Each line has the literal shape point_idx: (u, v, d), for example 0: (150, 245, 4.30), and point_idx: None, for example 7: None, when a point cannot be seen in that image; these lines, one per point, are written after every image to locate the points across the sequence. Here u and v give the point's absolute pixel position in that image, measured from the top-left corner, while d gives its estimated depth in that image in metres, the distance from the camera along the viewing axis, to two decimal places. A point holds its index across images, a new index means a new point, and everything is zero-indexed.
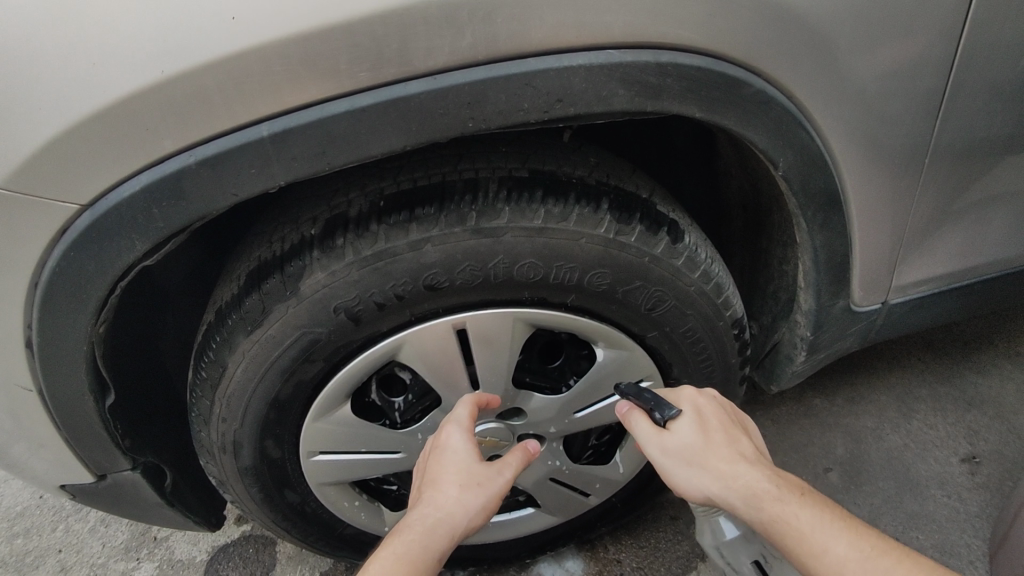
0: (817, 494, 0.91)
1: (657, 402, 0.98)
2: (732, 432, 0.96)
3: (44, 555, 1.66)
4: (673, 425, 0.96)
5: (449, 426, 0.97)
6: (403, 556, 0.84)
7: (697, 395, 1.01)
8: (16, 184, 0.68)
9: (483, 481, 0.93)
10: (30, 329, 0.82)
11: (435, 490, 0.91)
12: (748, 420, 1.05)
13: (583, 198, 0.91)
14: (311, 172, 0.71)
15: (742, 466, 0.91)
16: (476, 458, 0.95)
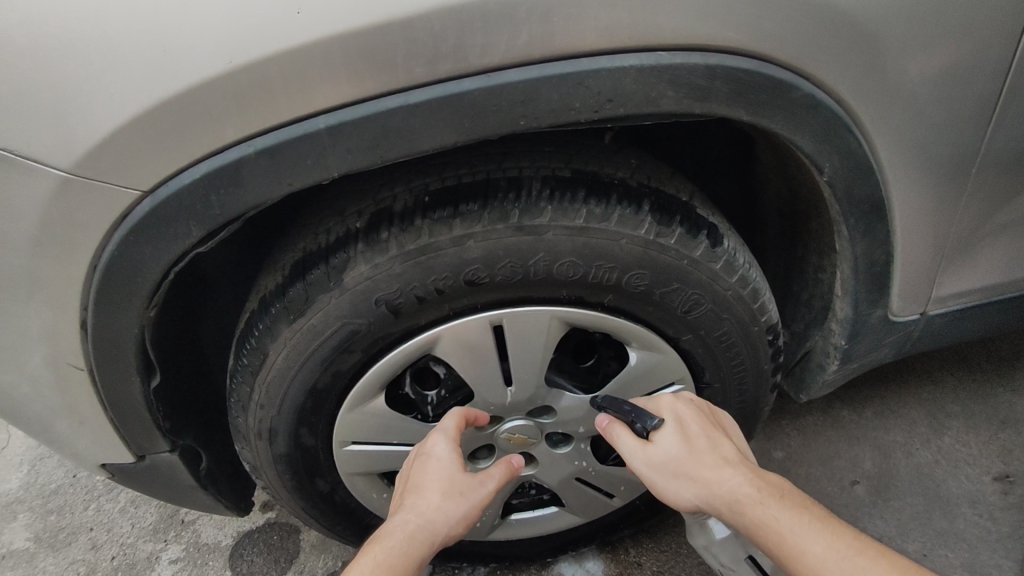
0: (795, 491, 0.95)
1: (637, 412, 1.02)
2: (714, 436, 1.00)
3: (77, 533, 1.69)
4: (655, 437, 1.00)
5: (436, 435, 1.02)
6: (385, 560, 0.90)
7: (676, 402, 1.05)
8: (84, 170, 0.71)
9: (464, 490, 0.99)
10: (86, 311, 0.85)
11: (425, 497, 0.97)
12: (729, 418, 1.09)
13: (625, 199, 0.92)
14: (364, 165, 0.73)
15: (723, 472, 0.95)
16: (462, 467, 1.01)
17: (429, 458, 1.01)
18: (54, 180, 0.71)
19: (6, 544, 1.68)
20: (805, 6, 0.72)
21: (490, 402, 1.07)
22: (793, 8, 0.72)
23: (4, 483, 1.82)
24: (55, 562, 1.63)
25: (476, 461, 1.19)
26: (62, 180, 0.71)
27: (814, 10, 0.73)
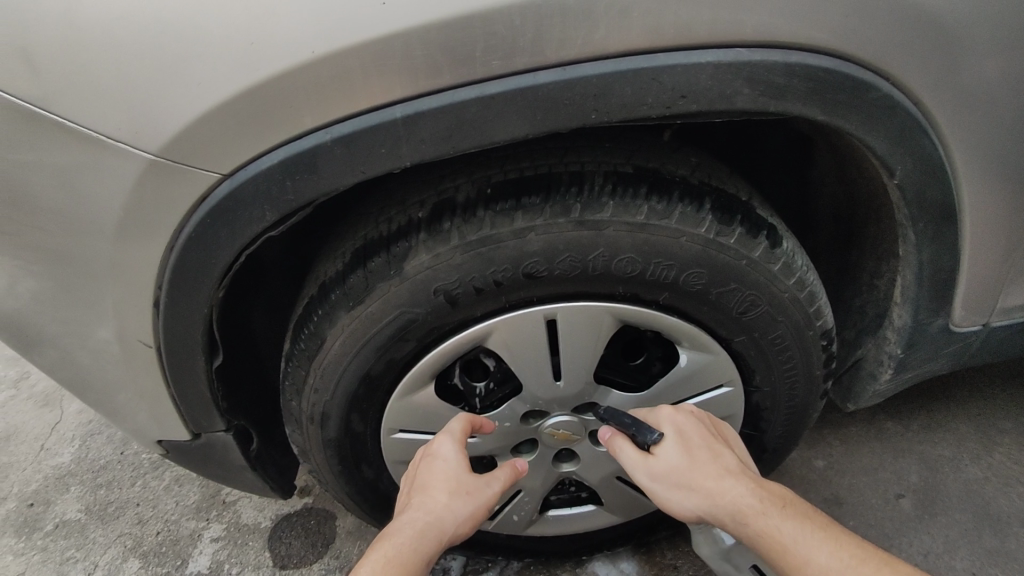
0: (794, 498, 0.96)
1: (638, 427, 1.01)
2: (715, 447, 1.00)
3: (124, 507, 1.72)
4: (657, 449, 1.00)
5: (442, 437, 1.03)
6: (395, 558, 0.91)
7: (675, 413, 1.04)
8: (170, 153, 0.74)
9: (471, 489, 1.02)
10: (160, 290, 0.89)
11: (430, 498, 0.99)
12: (727, 428, 1.09)
13: (686, 197, 0.93)
14: (436, 155, 0.74)
15: (726, 483, 0.95)
16: (466, 469, 1.02)
17: (433, 459, 1.02)
18: (143, 162, 0.75)
19: (58, 515, 1.72)
20: (886, 5, 0.71)
21: (539, 396, 1.07)
22: (874, 6, 0.71)
23: (56, 457, 1.87)
24: (104, 535, 1.66)
25: (519, 453, 1.20)
26: (150, 163, 0.75)
27: (896, 9, 0.72)
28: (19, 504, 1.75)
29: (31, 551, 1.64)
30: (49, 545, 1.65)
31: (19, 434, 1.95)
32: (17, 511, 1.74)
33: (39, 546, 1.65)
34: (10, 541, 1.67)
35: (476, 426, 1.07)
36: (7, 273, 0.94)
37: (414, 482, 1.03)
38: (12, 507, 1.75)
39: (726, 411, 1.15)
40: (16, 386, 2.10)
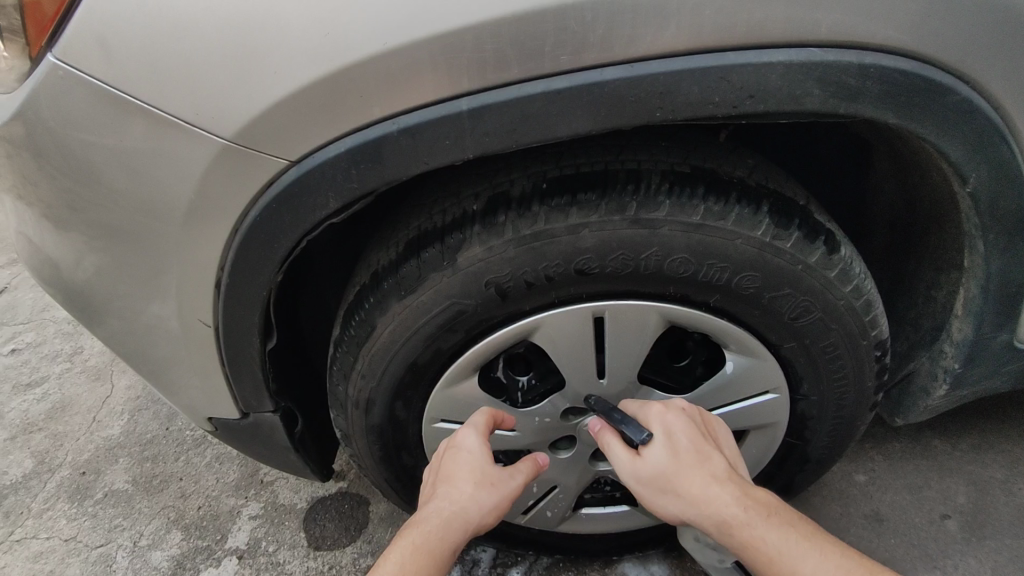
0: (782, 506, 0.91)
1: (627, 424, 0.97)
2: (704, 451, 0.93)
3: (168, 481, 1.79)
4: (645, 450, 0.95)
5: (465, 428, 1.03)
6: (422, 546, 0.90)
7: (665, 413, 0.98)
8: (244, 139, 0.78)
9: (495, 480, 0.99)
10: (222, 271, 0.92)
11: (455, 488, 0.97)
12: (723, 427, 1.02)
13: (743, 199, 0.92)
14: (498, 148, 0.76)
15: (713, 490, 0.89)
16: (490, 460, 1.01)
17: (457, 450, 1.01)
18: (217, 148, 0.79)
19: (107, 484, 1.79)
20: (955, 9, 0.72)
21: (582, 394, 1.07)
22: (942, 11, 0.72)
23: (106, 428, 1.95)
24: (149, 505, 1.73)
25: (557, 450, 1.20)
26: (224, 148, 0.79)
27: (965, 13, 0.72)
28: (72, 471, 1.84)
29: (82, 517, 1.71)
30: (99, 512, 1.72)
31: (72, 405, 2.03)
32: (70, 478, 1.82)
33: (90, 512, 1.72)
34: (63, 506, 1.75)
35: (498, 421, 1.06)
36: (82, 249, 0.99)
37: (438, 474, 1.02)
38: (65, 474, 1.83)
39: (771, 418, 1.13)
40: (71, 359, 2.20)
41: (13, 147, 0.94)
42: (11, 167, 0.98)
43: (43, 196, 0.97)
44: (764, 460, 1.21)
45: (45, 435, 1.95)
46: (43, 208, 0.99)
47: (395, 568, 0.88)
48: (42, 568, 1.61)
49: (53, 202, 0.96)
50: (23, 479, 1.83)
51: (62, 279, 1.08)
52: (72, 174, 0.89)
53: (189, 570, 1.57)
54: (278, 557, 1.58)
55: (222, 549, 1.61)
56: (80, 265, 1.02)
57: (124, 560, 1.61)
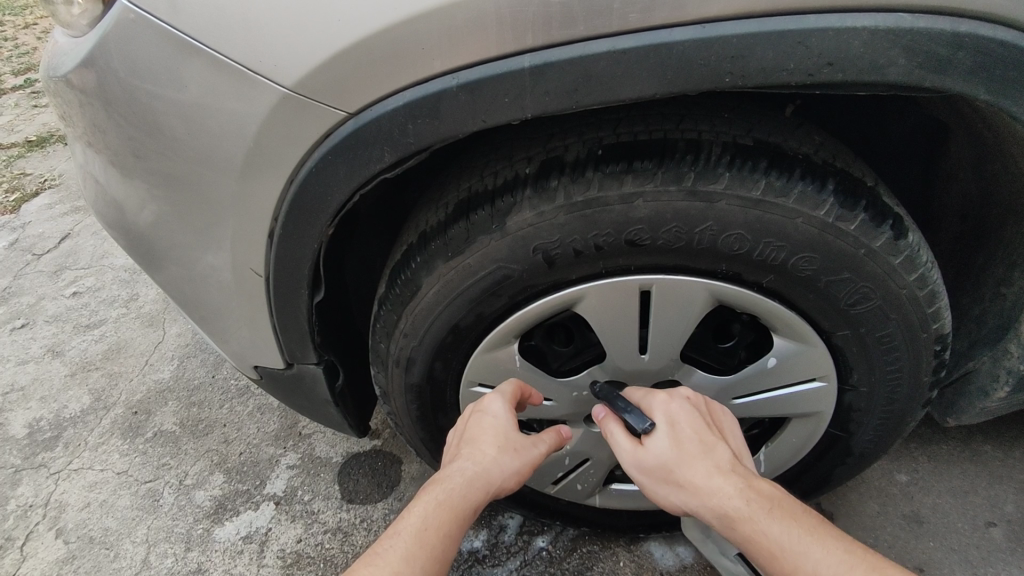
0: (788, 499, 0.88)
1: (630, 412, 0.97)
2: (708, 440, 0.92)
3: (212, 426, 1.86)
4: (648, 439, 0.94)
5: (491, 394, 1.04)
6: (444, 502, 0.91)
7: (669, 402, 0.97)
8: (304, 89, 0.78)
9: (518, 447, 1.00)
10: (276, 222, 0.94)
11: (480, 450, 0.98)
12: (729, 418, 1.00)
13: (808, 176, 0.89)
14: (558, 108, 0.75)
15: (717, 482, 0.88)
16: (514, 427, 1.02)
17: (483, 415, 1.02)
18: (277, 96, 0.80)
19: (157, 425, 1.88)
20: None
21: (621, 368, 1.06)
22: None
23: (157, 372, 2.04)
24: (195, 447, 1.81)
25: (592, 424, 1.19)
26: (284, 97, 0.79)
27: None
28: (125, 410, 1.93)
29: (133, 453, 1.81)
30: (148, 450, 1.81)
31: (127, 347, 2.13)
32: (123, 416, 1.92)
33: (140, 449, 1.82)
34: (116, 442, 1.85)
35: (525, 395, 1.07)
36: (144, 196, 1.03)
37: (461, 437, 1.03)
38: (118, 412, 1.93)
39: (815, 408, 1.09)
40: (127, 305, 2.30)
41: (85, 95, 0.97)
42: (82, 113, 1.02)
43: (110, 142, 1.00)
44: (804, 451, 1.18)
45: (101, 374, 2.05)
46: (109, 154, 1.03)
47: (416, 519, 0.89)
48: (95, 497, 1.71)
49: (119, 149, 0.99)
50: (81, 414, 1.94)
51: (126, 224, 1.12)
52: (137, 122, 0.92)
53: (229, 510, 1.64)
54: (312, 506, 1.63)
55: (261, 494, 1.67)
56: (142, 211, 1.06)
57: (170, 496, 1.69)
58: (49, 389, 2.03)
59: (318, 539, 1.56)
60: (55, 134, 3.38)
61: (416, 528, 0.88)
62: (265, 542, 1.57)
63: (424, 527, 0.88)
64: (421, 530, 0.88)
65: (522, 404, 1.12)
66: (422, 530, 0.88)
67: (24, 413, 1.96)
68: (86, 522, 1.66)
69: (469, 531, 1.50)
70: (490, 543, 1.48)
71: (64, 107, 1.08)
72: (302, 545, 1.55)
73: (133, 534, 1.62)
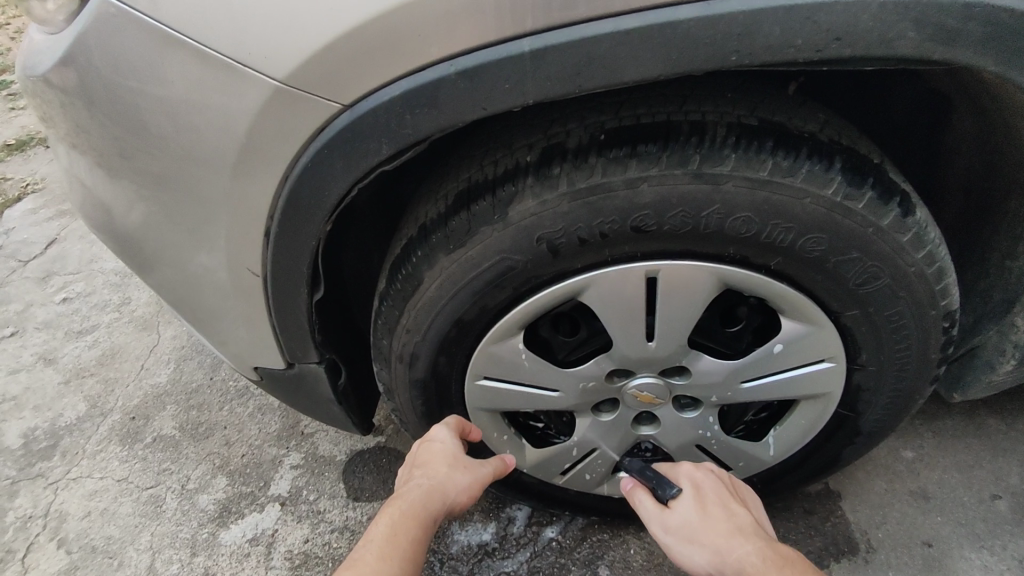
0: (803, 560, 0.91)
1: (658, 480, 1.08)
2: (730, 505, 1.01)
3: (213, 429, 1.84)
4: (674, 502, 1.04)
5: (437, 424, 1.14)
6: (407, 513, 1.00)
7: (695, 471, 1.09)
8: (296, 81, 0.76)
9: (468, 464, 1.10)
10: (272, 221, 0.91)
11: (433, 467, 1.08)
12: (754, 501, 1.10)
13: (815, 154, 0.87)
14: (561, 93, 0.73)
15: (734, 540, 0.94)
16: (461, 449, 1.12)
17: (431, 442, 1.12)
18: (268, 89, 0.77)
19: (156, 429, 1.86)
20: None
21: (628, 357, 1.04)
22: None
23: (154, 376, 2.01)
24: (196, 451, 1.79)
25: (599, 413, 1.18)
26: (276, 90, 0.77)
27: None
28: (123, 416, 1.91)
29: (133, 459, 1.79)
30: (148, 455, 1.79)
31: (122, 352, 2.10)
32: (121, 422, 1.89)
33: (141, 455, 1.79)
34: (115, 449, 1.82)
35: (465, 432, 1.15)
36: (134, 198, 1.00)
37: (413, 462, 1.12)
38: (116, 418, 1.90)
39: (824, 389, 1.09)
40: (119, 309, 2.26)
41: (67, 94, 0.94)
42: (64, 114, 0.99)
43: (95, 143, 0.97)
44: (812, 432, 1.18)
45: (97, 381, 2.02)
46: (95, 155, 1.00)
47: (384, 529, 0.98)
48: (97, 505, 1.69)
49: (105, 150, 0.96)
50: (78, 421, 1.91)
51: (117, 227, 1.09)
52: (123, 121, 0.89)
53: (234, 513, 1.63)
54: (318, 506, 1.62)
55: (265, 495, 1.66)
56: (132, 213, 1.03)
57: (173, 501, 1.68)
58: (44, 398, 1.99)
59: (326, 538, 1.55)
60: (36, 137, 3.31)
61: (385, 536, 0.97)
62: (273, 544, 1.56)
63: (391, 535, 0.97)
64: (390, 538, 0.96)
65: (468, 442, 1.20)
66: (390, 538, 0.97)
67: (20, 423, 1.93)
68: (89, 530, 1.64)
69: (477, 524, 1.49)
70: (499, 535, 1.47)
71: (45, 108, 1.04)
72: (310, 545, 1.54)
73: (137, 541, 1.60)
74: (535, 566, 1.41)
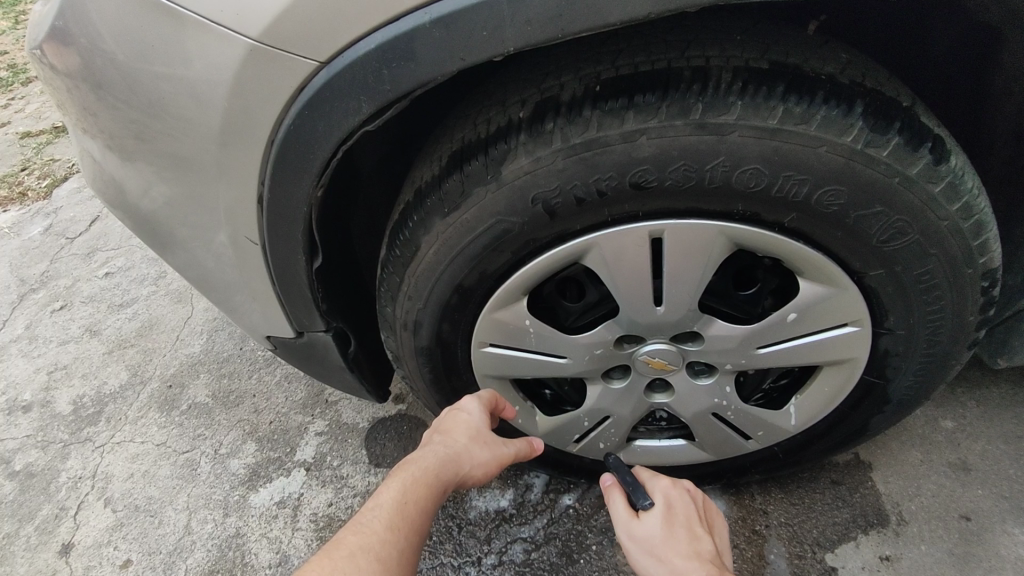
0: None
1: (634, 488, 1.04)
2: (696, 529, 0.95)
3: (243, 396, 1.89)
4: (644, 515, 1.00)
5: (469, 395, 1.10)
6: (420, 480, 0.95)
7: (670, 487, 1.03)
8: (270, 38, 0.75)
9: (489, 440, 1.06)
10: (263, 186, 0.90)
11: (452, 437, 1.03)
12: (725, 526, 1.04)
13: (833, 99, 0.80)
14: (543, 38, 0.70)
15: (689, 563, 0.89)
16: (486, 424, 1.08)
17: (457, 412, 1.07)
18: (244, 49, 0.76)
19: (190, 397, 1.92)
20: None
21: (637, 322, 0.99)
22: None
23: (188, 346, 2.07)
24: (227, 418, 1.84)
25: (610, 380, 1.14)
26: (251, 49, 0.76)
27: None
28: (160, 384, 1.97)
29: (170, 425, 1.85)
30: (184, 422, 1.85)
31: (158, 324, 2.17)
32: (159, 390, 1.95)
33: (177, 421, 1.86)
34: (154, 415, 1.89)
35: (498, 406, 1.12)
36: (143, 178, 1.01)
37: (434, 428, 1.07)
38: (154, 386, 1.97)
39: (847, 354, 1.02)
40: (156, 283, 2.33)
41: (71, 78, 0.95)
42: (69, 95, 1.00)
43: (102, 125, 0.98)
44: (836, 401, 1.12)
45: (136, 350, 2.09)
46: (104, 138, 1.01)
47: (396, 494, 0.93)
48: (138, 468, 1.76)
49: (112, 131, 0.97)
50: (120, 389, 1.98)
51: (124, 200, 1.10)
52: (123, 97, 0.89)
53: (263, 477, 1.68)
54: (341, 471, 1.65)
55: (292, 461, 1.70)
56: (143, 194, 1.04)
57: (207, 465, 1.73)
58: (89, 366, 2.07)
59: (350, 502, 1.58)
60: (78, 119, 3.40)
61: (395, 501, 0.92)
62: (298, 506, 1.60)
63: (402, 501, 0.92)
64: (400, 503, 0.91)
65: (495, 416, 1.16)
66: (401, 504, 0.92)
67: (68, 390, 2.01)
68: (131, 491, 1.71)
69: (495, 490, 1.49)
70: (517, 501, 1.46)
71: (54, 93, 1.05)
72: (334, 509, 1.58)
73: (174, 501, 1.66)
74: (551, 533, 1.40)
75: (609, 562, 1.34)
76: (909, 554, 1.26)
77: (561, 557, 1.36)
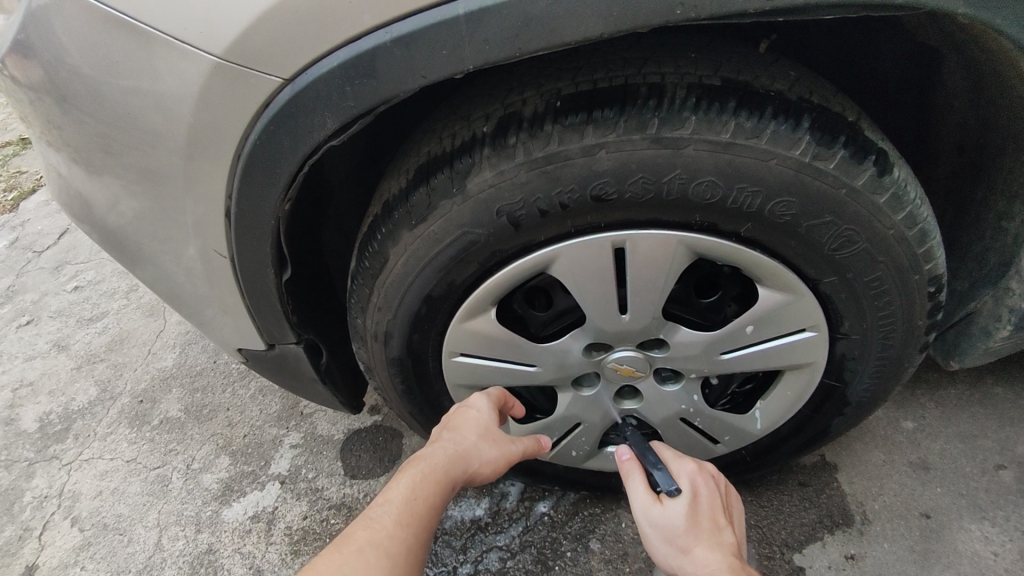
0: None
1: (657, 471, 1.02)
2: (720, 521, 0.95)
3: (216, 410, 1.87)
4: (667, 500, 0.98)
5: (478, 394, 1.10)
6: (429, 475, 0.93)
7: (696, 473, 1.01)
8: (233, 55, 0.76)
9: (497, 438, 1.04)
10: (230, 200, 0.91)
11: (461, 435, 1.01)
12: (739, 511, 1.05)
13: (780, 115, 0.84)
14: (502, 56, 0.73)
15: (712, 554, 0.89)
16: (495, 423, 1.06)
17: (467, 408, 1.06)
18: (209, 66, 0.77)
19: (162, 412, 1.89)
20: None
21: (603, 330, 1.02)
22: None
23: (160, 360, 2.04)
24: (200, 432, 1.82)
25: (580, 387, 1.16)
26: (215, 66, 0.77)
27: None
28: (131, 399, 1.94)
29: (141, 441, 1.82)
30: (155, 437, 1.82)
31: (129, 338, 2.13)
32: (129, 405, 1.92)
33: (148, 437, 1.83)
34: (124, 431, 1.85)
35: (506, 404, 1.12)
36: (110, 192, 1.01)
37: (443, 425, 1.06)
38: (125, 401, 1.94)
39: (806, 358, 1.05)
40: (127, 296, 2.30)
41: (35, 91, 0.94)
42: (33, 109, 0.99)
43: (67, 139, 0.97)
44: (798, 404, 1.15)
45: (106, 365, 2.06)
46: (70, 152, 1.00)
47: (405, 490, 0.90)
48: (107, 485, 1.73)
49: (77, 144, 0.97)
50: (89, 405, 1.95)
51: (90, 214, 1.09)
52: (89, 111, 0.89)
53: (236, 492, 1.66)
54: (316, 483, 1.64)
55: (266, 474, 1.69)
56: (110, 208, 1.04)
57: (179, 480, 1.71)
58: (57, 383, 2.03)
59: (325, 514, 1.58)
60: None
61: (406, 496, 0.89)
62: (272, 520, 1.59)
63: (412, 496, 0.90)
64: (410, 499, 0.89)
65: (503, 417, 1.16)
66: (411, 500, 0.89)
67: (34, 407, 1.97)
68: (99, 509, 1.68)
69: (470, 499, 1.49)
70: (492, 510, 1.47)
71: (18, 105, 1.05)
72: (308, 522, 1.57)
73: (145, 518, 1.64)
74: (526, 541, 1.41)
75: (584, 568, 1.36)
76: (872, 552, 1.29)
77: (536, 564, 1.37)
